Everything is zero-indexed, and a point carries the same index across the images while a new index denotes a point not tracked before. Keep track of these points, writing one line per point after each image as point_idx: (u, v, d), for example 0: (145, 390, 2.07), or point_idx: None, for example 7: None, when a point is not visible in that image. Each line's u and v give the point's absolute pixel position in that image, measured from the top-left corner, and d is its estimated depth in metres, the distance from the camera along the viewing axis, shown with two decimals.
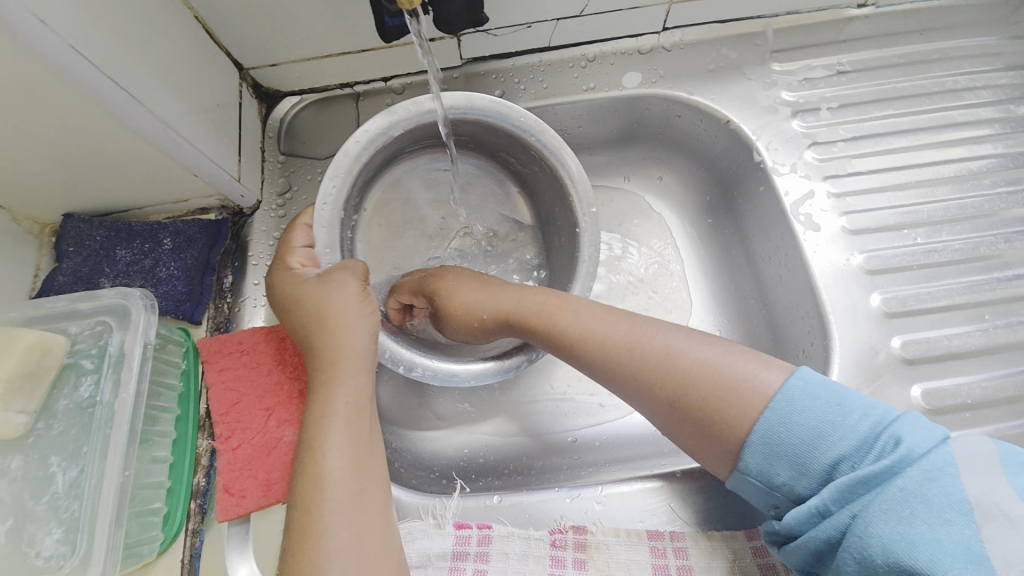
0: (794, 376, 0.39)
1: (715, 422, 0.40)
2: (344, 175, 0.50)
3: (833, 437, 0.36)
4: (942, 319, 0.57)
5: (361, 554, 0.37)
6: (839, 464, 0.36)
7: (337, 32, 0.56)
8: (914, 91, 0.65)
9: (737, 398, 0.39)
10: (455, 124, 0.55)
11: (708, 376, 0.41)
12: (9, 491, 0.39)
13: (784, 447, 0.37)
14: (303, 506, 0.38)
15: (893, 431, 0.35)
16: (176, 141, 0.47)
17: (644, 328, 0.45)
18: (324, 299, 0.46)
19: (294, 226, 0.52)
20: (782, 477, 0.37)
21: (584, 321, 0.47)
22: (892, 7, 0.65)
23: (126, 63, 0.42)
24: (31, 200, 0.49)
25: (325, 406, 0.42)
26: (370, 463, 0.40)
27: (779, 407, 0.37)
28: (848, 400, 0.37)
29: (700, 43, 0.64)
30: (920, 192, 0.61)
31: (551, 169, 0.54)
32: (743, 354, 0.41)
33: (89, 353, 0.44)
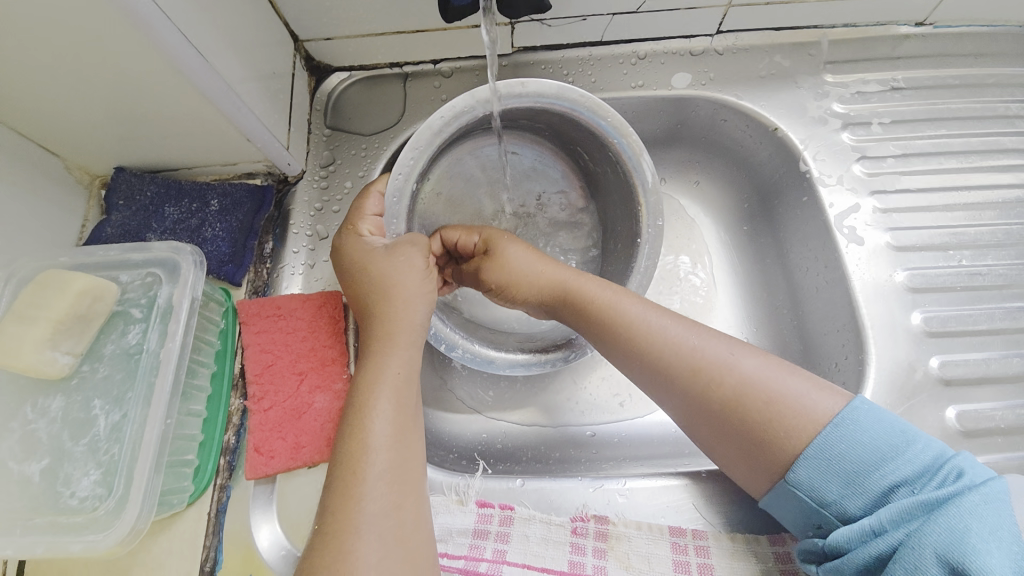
0: (857, 400, 0.39)
1: (766, 437, 0.40)
2: (423, 149, 0.51)
3: (895, 461, 0.36)
4: (981, 342, 0.56)
5: (396, 521, 0.38)
6: (898, 486, 0.36)
7: (395, 10, 0.56)
8: (967, 112, 0.64)
9: (790, 416, 0.39)
10: (541, 110, 0.54)
11: (762, 394, 0.40)
12: (51, 429, 0.40)
13: (842, 464, 0.37)
14: (346, 467, 0.39)
15: (956, 462, 0.35)
16: (236, 103, 0.48)
17: (702, 338, 0.44)
18: (390, 269, 0.47)
19: (367, 192, 0.52)
20: (834, 494, 0.37)
21: (642, 311, 0.46)
22: (950, 27, 0.64)
23: (199, 23, 0.43)
24: (89, 150, 0.50)
25: (376, 374, 0.43)
26: (411, 435, 0.42)
27: (842, 425, 0.38)
28: (912, 430, 0.38)
29: (753, 48, 0.64)
30: (967, 214, 0.60)
31: (627, 174, 0.55)
32: (798, 374, 0.41)
33: (137, 302, 0.45)
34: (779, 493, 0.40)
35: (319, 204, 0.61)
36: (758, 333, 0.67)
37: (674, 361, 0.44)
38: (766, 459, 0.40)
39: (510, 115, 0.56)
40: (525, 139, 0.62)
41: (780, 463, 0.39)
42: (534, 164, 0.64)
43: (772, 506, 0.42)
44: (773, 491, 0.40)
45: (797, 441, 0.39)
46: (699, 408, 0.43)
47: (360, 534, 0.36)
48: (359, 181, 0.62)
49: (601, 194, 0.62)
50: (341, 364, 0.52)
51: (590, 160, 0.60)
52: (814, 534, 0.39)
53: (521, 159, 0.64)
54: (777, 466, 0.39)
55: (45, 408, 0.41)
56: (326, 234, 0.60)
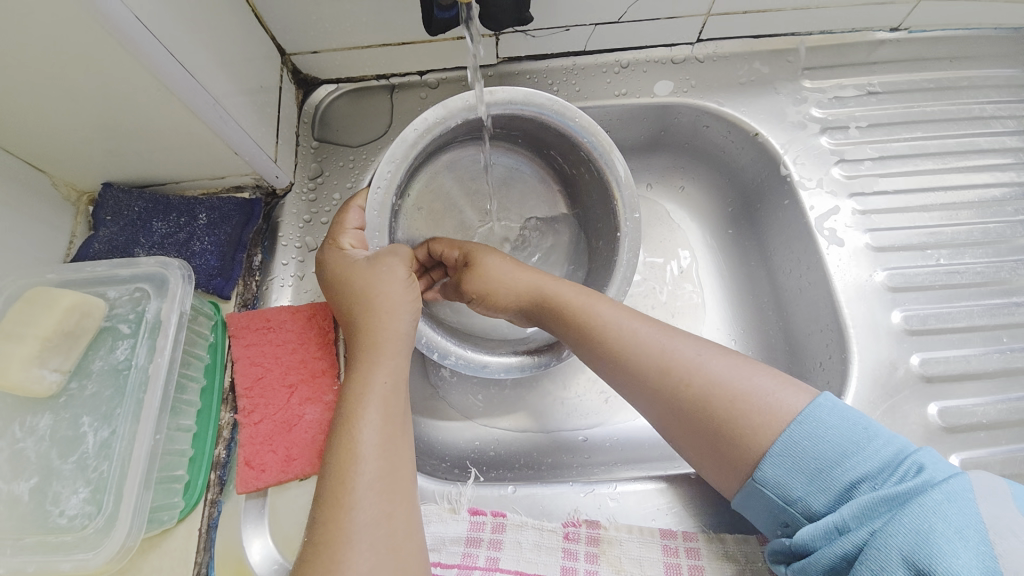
0: (821, 397, 0.40)
1: (731, 434, 0.41)
2: (399, 160, 0.51)
3: (856, 457, 0.37)
4: (960, 339, 0.57)
5: (388, 530, 0.38)
6: (860, 482, 0.37)
7: (381, 23, 0.57)
8: (942, 115, 0.66)
9: (755, 411, 0.40)
10: (512, 116, 0.56)
11: (728, 391, 0.42)
12: (38, 448, 0.40)
13: (806, 461, 0.38)
14: (336, 478, 0.39)
15: (915, 458, 0.36)
16: (223, 117, 0.48)
17: (672, 340, 0.45)
18: (373, 280, 0.47)
19: (346, 208, 0.53)
20: (798, 491, 0.38)
21: (614, 314, 0.47)
22: (923, 33, 0.66)
23: (185, 40, 0.43)
24: (76, 166, 0.50)
25: (364, 384, 0.43)
26: (400, 444, 0.42)
27: (804, 422, 0.39)
28: (871, 425, 0.39)
29: (733, 56, 0.65)
30: (944, 214, 0.62)
31: (600, 172, 0.56)
32: (764, 371, 0.42)
33: (126, 318, 0.45)
34: (748, 493, 0.40)
35: (307, 216, 0.62)
36: (745, 335, 0.68)
37: (645, 362, 0.45)
38: (732, 457, 0.41)
39: (484, 123, 0.57)
40: (501, 147, 0.63)
41: (747, 461, 0.40)
42: (512, 171, 0.65)
43: (742, 507, 0.42)
44: (742, 492, 0.41)
45: (761, 438, 0.40)
46: (668, 407, 0.44)
47: (353, 544, 0.36)
48: (347, 192, 0.63)
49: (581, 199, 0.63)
50: (331, 375, 0.52)
51: (567, 165, 0.61)
52: (782, 532, 0.40)
53: (503, 168, 0.65)
54: (745, 463, 0.40)
55: (32, 427, 0.40)
56: (316, 246, 0.61)
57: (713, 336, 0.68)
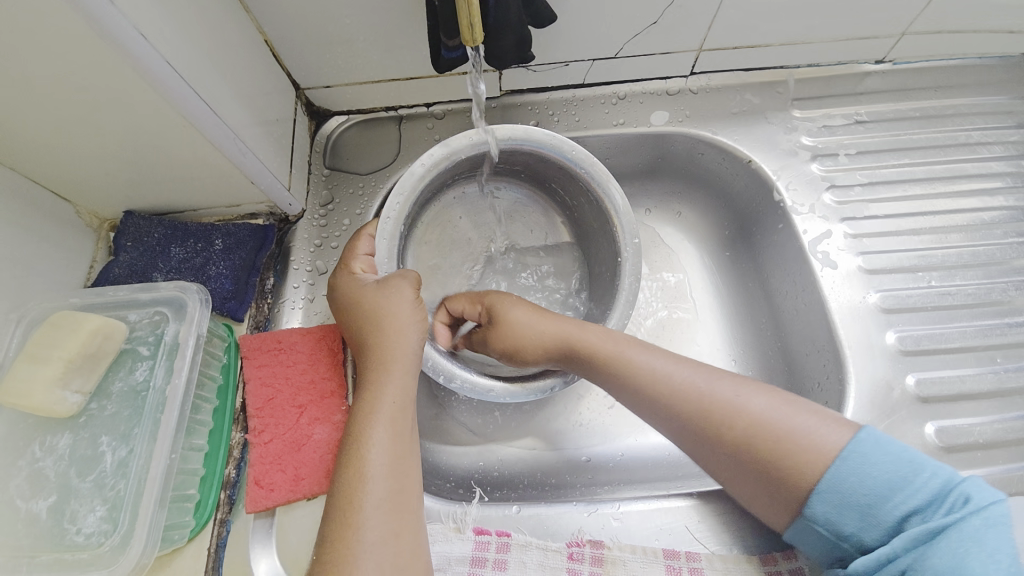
0: (862, 431, 0.41)
1: (773, 475, 0.42)
2: (407, 194, 0.54)
3: (904, 492, 0.38)
4: (955, 359, 0.59)
5: (394, 549, 0.39)
6: (911, 516, 0.38)
7: (389, 60, 0.61)
8: (928, 142, 0.68)
9: (800, 453, 0.40)
10: (512, 151, 0.59)
11: (770, 431, 0.42)
12: (57, 467, 0.41)
13: (855, 500, 0.39)
14: (346, 496, 0.40)
15: (961, 488, 0.37)
16: (242, 149, 0.51)
17: (708, 380, 0.45)
18: (380, 302, 0.49)
19: (358, 235, 0.56)
20: (851, 528, 0.39)
21: (646, 359, 0.48)
22: (908, 64, 0.68)
23: (210, 79, 0.47)
24: (101, 195, 0.53)
25: (373, 403, 0.45)
26: (409, 463, 0.43)
27: (851, 458, 0.39)
28: (916, 457, 0.40)
29: (725, 88, 0.68)
30: (935, 237, 0.64)
31: (598, 201, 0.58)
32: (807, 407, 0.43)
33: (145, 340, 0.46)
34: (800, 530, 0.42)
35: (317, 241, 0.64)
36: (744, 356, 0.69)
37: (678, 401, 0.45)
38: (781, 497, 0.42)
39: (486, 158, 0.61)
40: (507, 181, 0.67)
41: (798, 501, 0.41)
42: (518, 204, 0.68)
43: (795, 539, 0.43)
44: (795, 531, 0.42)
45: (812, 477, 0.40)
46: (713, 450, 0.44)
47: (360, 563, 0.37)
48: (356, 218, 0.66)
49: (584, 226, 0.65)
50: (340, 396, 0.54)
51: (568, 194, 0.64)
52: (836, 563, 0.42)
53: (520, 201, 0.68)
54: (797, 504, 0.41)
55: (52, 446, 0.42)
56: (325, 269, 0.63)
57: (712, 356, 0.69)
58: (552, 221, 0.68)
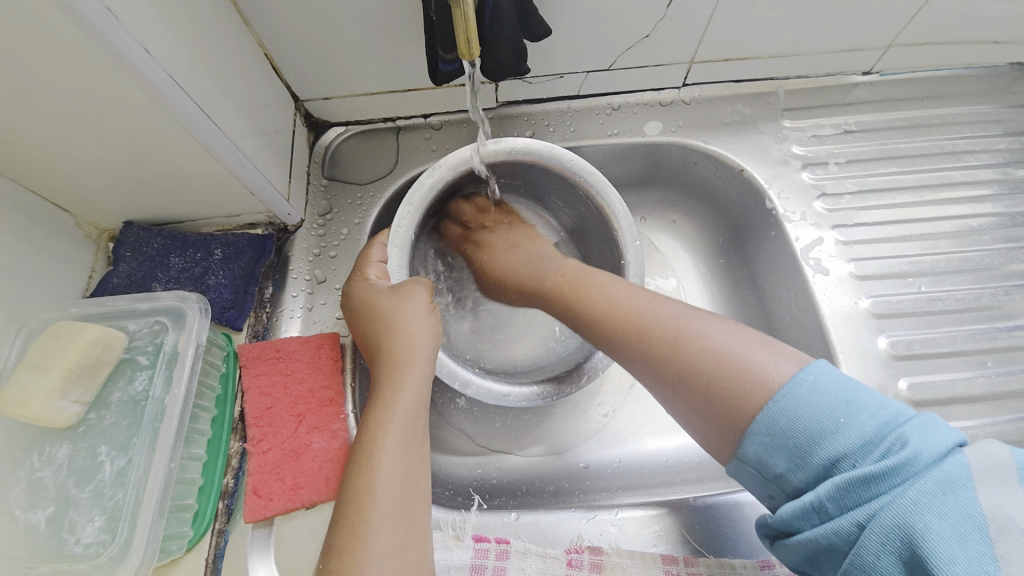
0: (805, 369, 0.37)
1: (716, 402, 0.39)
2: (417, 204, 0.55)
3: (835, 435, 0.35)
4: (946, 364, 0.60)
5: (400, 562, 0.39)
6: (842, 461, 0.34)
7: (388, 73, 0.62)
8: (916, 151, 0.70)
9: (739, 378, 0.39)
10: (515, 165, 0.60)
11: (713, 357, 0.40)
12: (56, 477, 0.41)
13: (783, 441, 0.36)
14: (355, 507, 0.40)
15: (901, 432, 0.33)
16: (242, 160, 0.52)
17: (662, 308, 0.46)
18: (394, 307, 0.50)
19: (372, 244, 0.56)
20: (780, 469, 0.36)
21: (604, 289, 0.50)
22: (895, 75, 0.70)
23: (211, 92, 0.48)
24: (100, 206, 0.54)
25: (383, 412, 0.45)
26: (417, 474, 0.43)
27: (783, 399, 0.36)
28: (856, 397, 0.36)
29: (716, 98, 0.70)
30: (924, 244, 0.65)
31: (598, 209, 0.59)
32: (764, 345, 0.40)
33: (145, 349, 0.46)
34: (737, 469, 0.39)
35: (316, 250, 0.64)
36: None
37: (626, 323, 0.46)
38: (720, 426, 0.39)
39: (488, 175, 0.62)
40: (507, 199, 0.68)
41: (732, 428, 0.38)
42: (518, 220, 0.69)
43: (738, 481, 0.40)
44: (732, 466, 0.39)
45: (750, 402, 0.38)
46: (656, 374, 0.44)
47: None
48: (355, 228, 0.66)
49: (583, 232, 0.66)
50: (339, 404, 0.54)
51: (568, 206, 0.65)
52: (768, 505, 0.38)
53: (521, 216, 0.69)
54: (731, 433, 0.38)
55: (51, 457, 0.42)
56: (324, 278, 0.63)
57: None
58: (552, 229, 0.70)
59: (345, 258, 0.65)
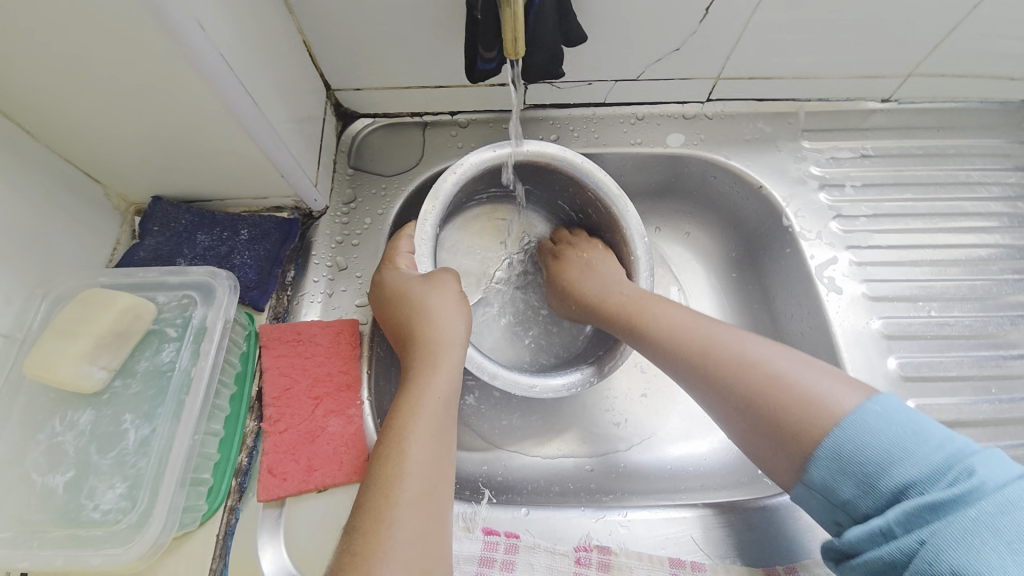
0: (872, 400, 0.40)
1: (781, 428, 0.42)
2: (443, 198, 0.56)
3: (904, 462, 0.37)
4: (951, 388, 0.61)
5: (421, 549, 0.39)
6: (910, 487, 0.36)
7: (421, 68, 0.63)
8: (930, 179, 0.71)
9: (804, 406, 0.41)
10: (533, 168, 0.61)
11: (779, 384, 0.43)
12: (78, 442, 0.41)
13: (853, 467, 0.38)
14: (381, 490, 0.41)
15: (967, 463, 0.36)
16: (278, 143, 0.53)
17: (727, 336, 0.48)
18: (426, 296, 0.52)
19: (399, 235, 0.58)
20: (848, 495, 0.38)
21: (670, 314, 0.52)
22: (913, 104, 0.72)
23: (255, 74, 0.48)
24: (132, 179, 0.54)
25: (416, 400, 0.46)
26: (443, 463, 0.43)
27: (849, 427, 0.39)
28: (923, 429, 0.38)
29: (739, 115, 0.71)
30: (934, 269, 0.67)
31: (614, 222, 0.61)
32: (829, 374, 0.43)
33: (173, 322, 0.47)
34: (801, 490, 0.41)
35: (339, 237, 0.65)
36: None
37: (693, 346, 0.49)
38: (786, 451, 0.42)
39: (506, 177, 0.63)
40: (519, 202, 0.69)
41: (798, 454, 0.41)
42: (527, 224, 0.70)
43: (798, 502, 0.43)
44: (795, 488, 0.42)
45: (815, 429, 0.40)
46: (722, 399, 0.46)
47: (388, 560, 0.37)
48: (378, 218, 0.67)
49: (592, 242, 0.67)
50: (355, 390, 0.55)
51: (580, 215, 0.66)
52: (833, 531, 0.40)
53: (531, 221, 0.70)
54: (796, 458, 0.41)
55: (73, 422, 0.42)
56: (345, 265, 0.64)
57: None
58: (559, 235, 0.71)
59: (367, 247, 0.65)
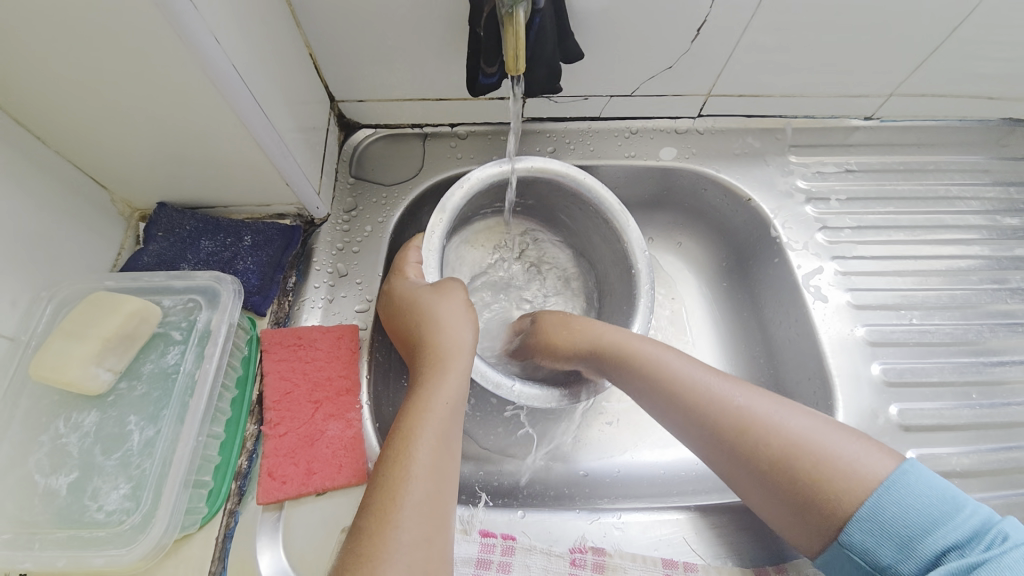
0: (907, 464, 0.39)
1: (811, 496, 0.40)
2: (449, 213, 0.57)
3: (944, 525, 0.36)
4: (934, 393, 0.63)
5: (424, 554, 0.39)
6: (950, 552, 0.36)
7: (423, 82, 0.65)
8: (911, 194, 0.74)
9: (838, 472, 0.40)
10: (536, 183, 0.63)
11: (808, 449, 0.41)
12: (82, 444, 0.42)
13: (894, 529, 0.37)
14: (385, 493, 0.42)
15: (1005, 528, 0.35)
16: (284, 152, 0.54)
17: (746, 393, 0.46)
18: (437, 304, 0.53)
19: (407, 247, 0.59)
20: (888, 559, 0.37)
21: (685, 368, 0.49)
22: (894, 122, 0.75)
23: (264, 86, 0.50)
24: (138, 186, 0.55)
25: (423, 404, 0.47)
26: (447, 467, 0.44)
27: (889, 492, 0.38)
28: (958, 494, 0.38)
29: (728, 130, 0.74)
30: (916, 279, 0.69)
31: (615, 236, 0.62)
32: (851, 434, 0.42)
33: (178, 325, 0.48)
34: (833, 555, 0.40)
35: (340, 245, 0.66)
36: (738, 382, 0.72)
37: (723, 418, 0.45)
38: (815, 520, 0.40)
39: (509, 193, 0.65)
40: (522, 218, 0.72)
41: (829, 523, 0.40)
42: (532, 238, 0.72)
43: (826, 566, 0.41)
44: (825, 554, 0.40)
45: (850, 498, 0.39)
46: (744, 462, 0.44)
47: (391, 561, 0.38)
48: (378, 226, 0.68)
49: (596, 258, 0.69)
50: (354, 395, 0.56)
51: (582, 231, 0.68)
52: None
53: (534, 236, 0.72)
54: (828, 527, 0.39)
55: (78, 423, 0.42)
56: (346, 272, 0.65)
57: None
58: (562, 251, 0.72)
59: (367, 254, 0.66)
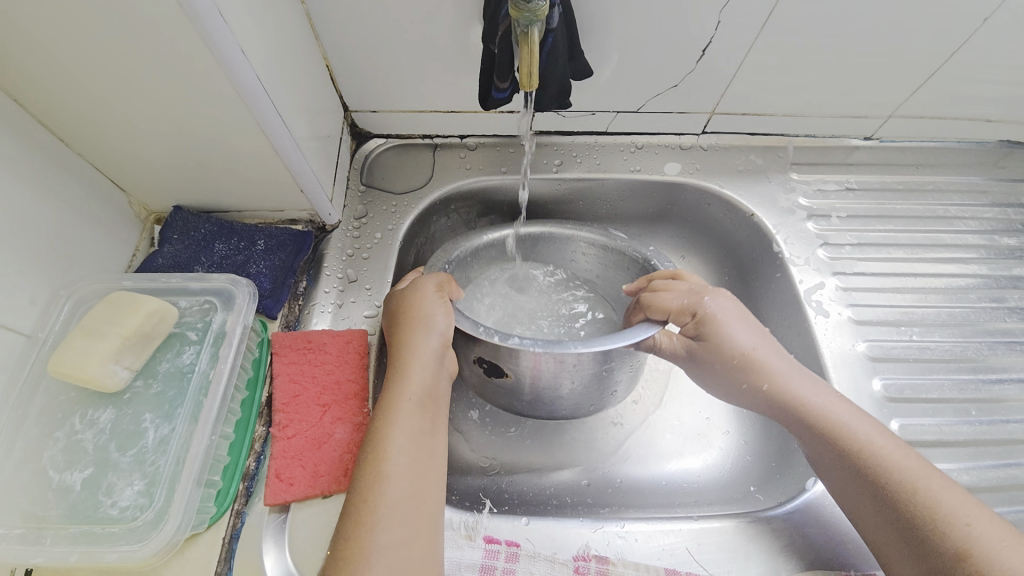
0: None
1: None
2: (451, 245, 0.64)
3: None
4: (934, 409, 0.64)
5: (403, 553, 0.41)
6: None
7: (435, 95, 0.67)
8: (909, 212, 0.76)
9: None
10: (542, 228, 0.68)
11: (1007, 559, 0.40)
12: (97, 440, 0.43)
13: None
14: (362, 494, 0.43)
15: None
16: (301, 160, 0.56)
17: (936, 482, 0.45)
18: (404, 296, 0.53)
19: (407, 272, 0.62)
20: None
21: (871, 432, 0.48)
22: (892, 142, 0.77)
23: (285, 95, 0.51)
24: (157, 190, 0.57)
25: (392, 403, 0.47)
26: (424, 465, 0.45)
27: None
28: None
29: (731, 147, 0.76)
30: (916, 296, 0.70)
31: (630, 260, 0.65)
32: None
33: (194, 326, 0.49)
34: None
35: (350, 251, 0.67)
36: None
37: (908, 495, 0.44)
38: None
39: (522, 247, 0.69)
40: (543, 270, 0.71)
41: None
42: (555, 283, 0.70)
43: None
44: None
45: None
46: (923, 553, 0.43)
47: (371, 560, 0.40)
48: (388, 233, 0.69)
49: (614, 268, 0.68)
50: (362, 398, 0.56)
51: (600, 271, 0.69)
52: None
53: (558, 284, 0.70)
54: None
55: (94, 420, 0.44)
56: (355, 278, 0.66)
57: None
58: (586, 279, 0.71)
59: (376, 261, 0.67)
